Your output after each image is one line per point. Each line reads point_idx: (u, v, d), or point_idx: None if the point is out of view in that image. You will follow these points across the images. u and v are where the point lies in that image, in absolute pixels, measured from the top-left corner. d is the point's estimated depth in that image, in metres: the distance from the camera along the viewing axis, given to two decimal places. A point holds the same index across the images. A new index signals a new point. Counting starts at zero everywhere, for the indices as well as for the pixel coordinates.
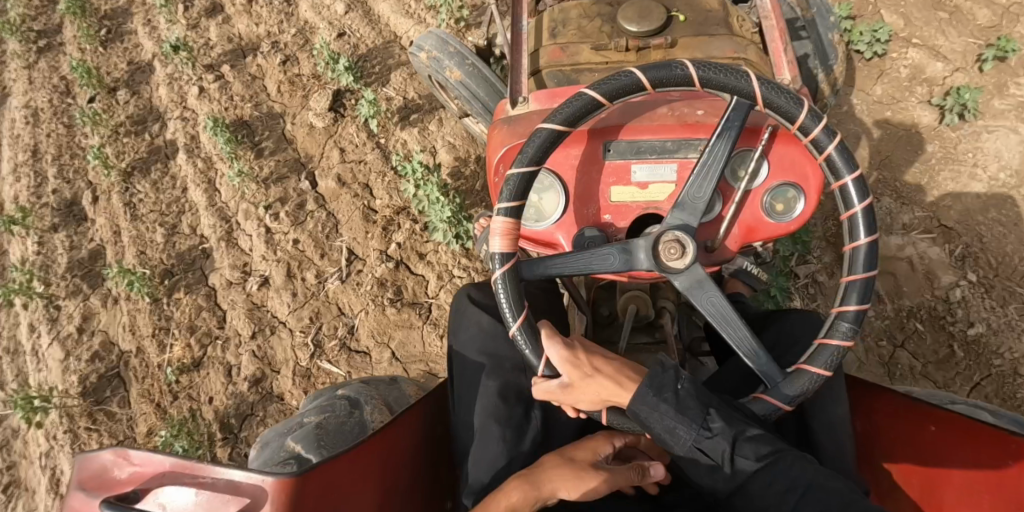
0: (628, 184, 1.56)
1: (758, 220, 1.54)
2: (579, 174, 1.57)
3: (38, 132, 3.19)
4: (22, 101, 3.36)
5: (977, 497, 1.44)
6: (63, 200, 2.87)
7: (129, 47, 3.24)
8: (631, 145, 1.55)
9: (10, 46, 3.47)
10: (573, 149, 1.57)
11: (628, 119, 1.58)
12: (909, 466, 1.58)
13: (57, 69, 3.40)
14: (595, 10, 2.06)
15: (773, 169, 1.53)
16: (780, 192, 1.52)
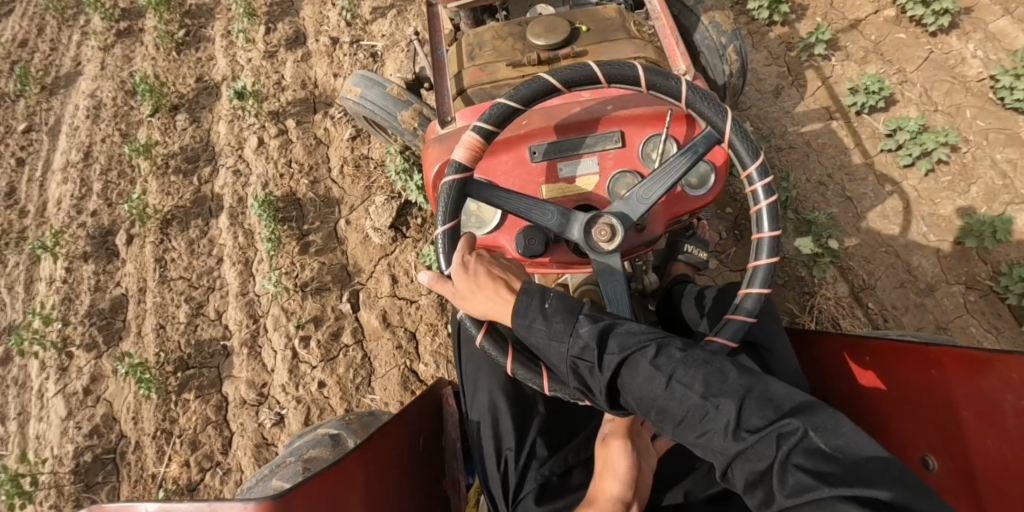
0: (558, 180, 1.60)
1: (678, 198, 1.57)
2: (511, 177, 1.61)
3: (96, 130, 3.00)
4: (91, 87, 3.18)
5: (913, 408, 1.42)
6: (100, 227, 2.66)
7: (202, 58, 3.01)
8: (555, 145, 1.61)
9: (94, 24, 3.33)
10: (502, 156, 1.62)
11: (544, 123, 1.64)
12: (871, 408, 1.50)
13: (129, 60, 3.20)
14: (505, 29, 2.00)
15: (681, 148, 1.58)
16: (692, 167, 1.56)
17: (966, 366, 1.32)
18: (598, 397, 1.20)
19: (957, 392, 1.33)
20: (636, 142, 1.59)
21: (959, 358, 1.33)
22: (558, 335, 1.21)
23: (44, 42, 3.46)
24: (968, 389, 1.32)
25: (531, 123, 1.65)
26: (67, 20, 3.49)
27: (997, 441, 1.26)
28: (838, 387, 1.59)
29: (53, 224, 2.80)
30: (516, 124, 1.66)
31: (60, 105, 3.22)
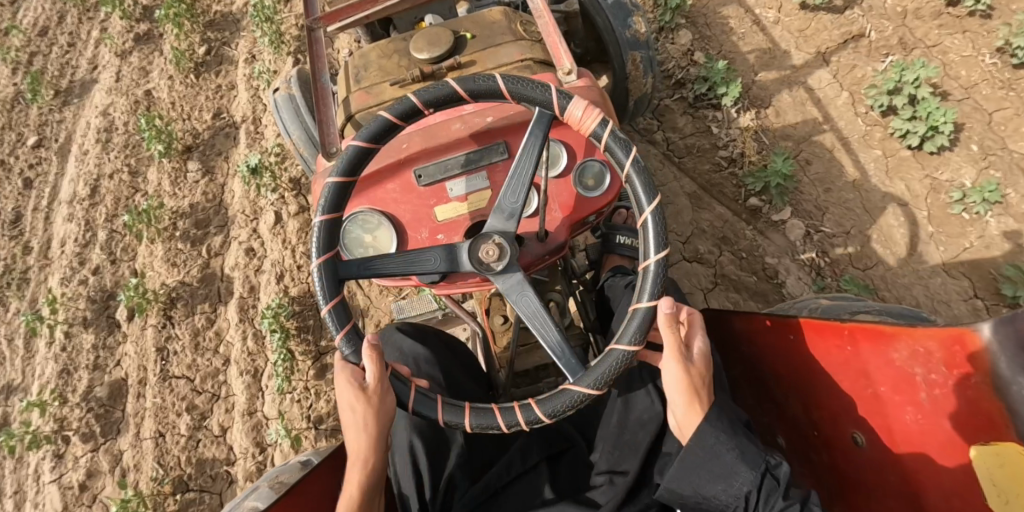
0: (448, 202, 1.41)
1: (576, 200, 1.41)
2: (400, 204, 1.41)
3: (105, 158, 2.67)
4: (104, 101, 2.84)
5: (841, 384, 1.28)
6: (102, 290, 2.38)
7: (222, 86, 2.68)
8: (438, 165, 1.41)
9: (116, 25, 3.00)
10: (388, 184, 1.42)
11: (425, 144, 1.43)
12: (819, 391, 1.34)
13: (146, 72, 2.85)
14: (391, 46, 1.69)
15: (572, 151, 1.42)
16: (585, 168, 1.38)
17: (875, 336, 1.18)
18: (736, 474, 1.14)
19: (869, 362, 1.21)
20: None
21: (864, 329, 1.19)
22: (739, 462, 1.14)
23: (62, 35, 3.08)
24: (877, 358, 1.19)
25: (412, 145, 1.44)
26: (88, 11, 3.11)
27: (912, 412, 1.16)
28: (772, 362, 1.44)
29: (56, 273, 2.49)
30: (395, 147, 1.45)
31: (72, 118, 2.86)
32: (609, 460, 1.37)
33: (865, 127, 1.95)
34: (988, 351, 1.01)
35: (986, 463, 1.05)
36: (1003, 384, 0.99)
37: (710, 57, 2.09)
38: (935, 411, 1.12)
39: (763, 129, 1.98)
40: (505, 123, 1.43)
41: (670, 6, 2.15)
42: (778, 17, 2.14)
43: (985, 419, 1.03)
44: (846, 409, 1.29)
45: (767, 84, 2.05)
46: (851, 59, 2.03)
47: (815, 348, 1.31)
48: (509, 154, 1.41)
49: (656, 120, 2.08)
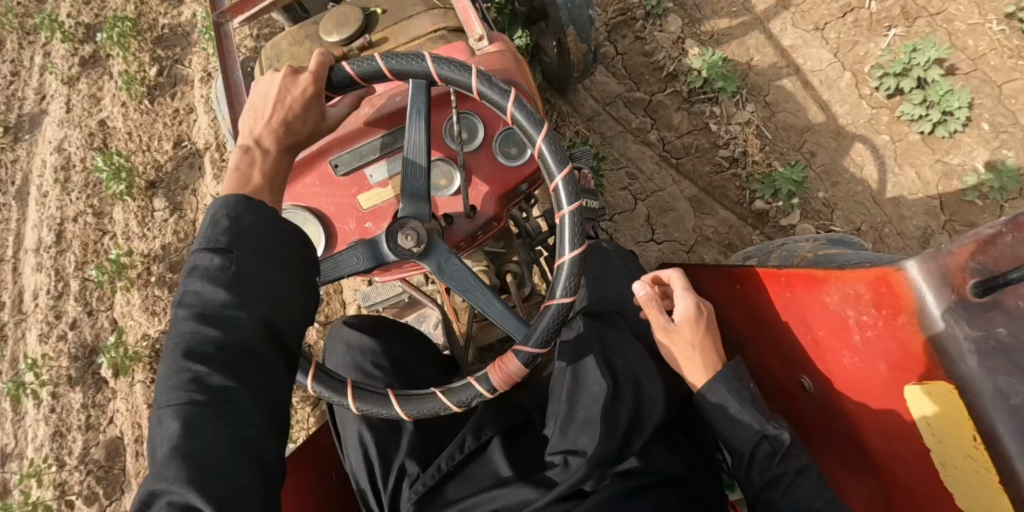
0: (370, 189, 1.39)
1: (499, 170, 1.37)
2: (325, 197, 1.39)
3: (67, 199, 2.51)
4: (57, 135, 2.66)
5: (782, 330, 1.28)
6: (82, 344, 2.26)
7: (180, 110, 2.51)
8: (353, 152, 1.38)
9: (57, 48, 2.78)
10: (306, 179, 1.40)
11: (336, 133, 1.39)
12: (769, 339, 1.34)
13: (97, 98, 2.67)
14: (302, 31, 1.62)
15: (487, 121, 1.37)
16: (502, 140, 1.36)
17: (811, 282, 1.12)
18: (736, 430, 1.16)
19: (809, 309, 1.16)
20: (442, 127, 1.38)
21: (801, 274, 1.14)
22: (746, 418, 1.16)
23: None
24: (814, 304, 1.14)
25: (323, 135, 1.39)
26: (26, 35, 2.87)
27: (847, 356, 1.11)
28: (728, 316, 1.46)
29: (34, 329, 2.38)
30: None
31: (26, 156, 2.67)
32: (565, 435, 1.26)
33: (871, 110, 1.84)
34: (910, 287, 0.94)
35: (919, 402, 0.96)
36: (927, 319, 0.92)
37: (707, 48, 1.92)
38: (870, 353, 1.05)
39: (765, 122, 1.87)
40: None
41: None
42: None
43: (914, 362, 0.96)
44: (798, 355, 1.25)
45: (764, 68, 1.92)
46: (851, 35, 1.90)
47: (764, 300, 1.29)
48: (424, 133, 1.37)
49: (649, 118, 1.95)
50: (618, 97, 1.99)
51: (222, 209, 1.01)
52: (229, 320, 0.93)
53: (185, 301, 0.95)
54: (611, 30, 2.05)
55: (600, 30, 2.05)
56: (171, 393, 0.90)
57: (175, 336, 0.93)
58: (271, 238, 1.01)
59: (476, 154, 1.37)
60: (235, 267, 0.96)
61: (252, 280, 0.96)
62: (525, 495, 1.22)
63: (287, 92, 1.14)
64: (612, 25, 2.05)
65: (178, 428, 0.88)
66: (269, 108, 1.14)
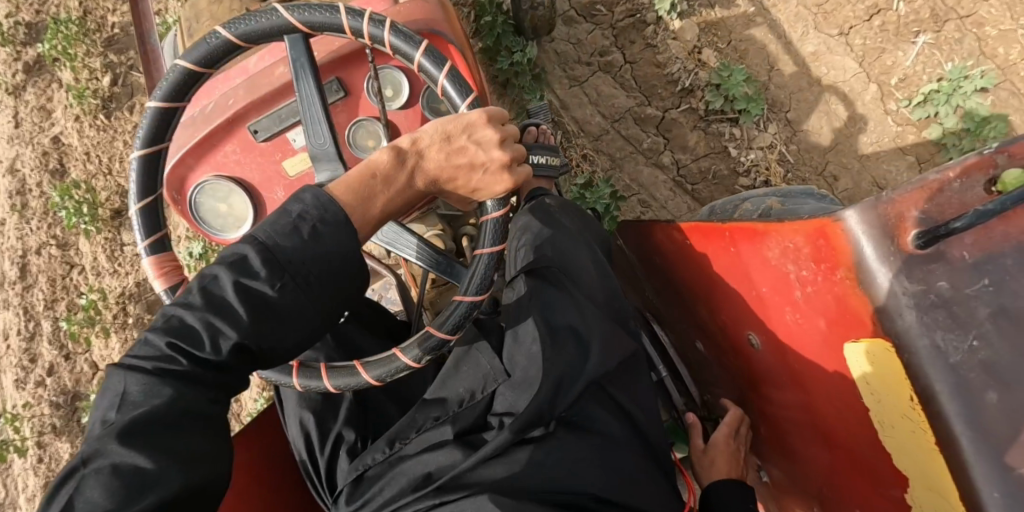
0: (295, 154, 1.32)
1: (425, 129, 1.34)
2: (246, 165, 1.32)
3: (28, 229, 2.32)
4: (8, 153, 2.43)
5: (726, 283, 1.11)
6: (64, 391, 2.15)
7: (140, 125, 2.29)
8: (273, 115, 1.28)
9: None
10: (226, 147, 1.31)
11: (251, 97, 1.27)
12: (715, 295, 1.18)
13: (46, 111, 2.42)
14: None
15: (410, 77, 1.31)
16: (429, 99, 1.31)
17: (752, 236, 0.96)
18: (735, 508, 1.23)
19: (751, 264, 1.01)
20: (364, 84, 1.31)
21: (742, 227, 0.98)
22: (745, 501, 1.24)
23: None
24: (756, 257, 0.98)
25: (238, 101, 1.27)
26: None
27: (791, 312, 0.96)
28: (676, 273, 1.31)
29: (8, 372, 2.25)
30: (222, 104, 1.28)
31: None
32: (500, 396, 1.07)
33: (896, 127, 1.70)
34: (848, 240, 0.78)
35: (866, 375, 0.81)
36: (867, 275, 0.77)
37: (729, 65, 1.74)
38: (810, 309, 0.90)
39: (788, 144, 1.74)
40: (332, 58, 1.27)
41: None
42: None
43: (856, 320, 0.81)
44: (740, 309, 1.11)
45: (784, 80, 1.76)
46: (878, 41, 1.74)
47: (704, 249, 1.14)
48: (345, 92, 1.30)
49: (663, 137, 1.80)
50: (627, 112, 1.83)
51: (313, 213, 0.92)
52: (244, 341, 0.86)
53: (209, 283, 0.87)
54: (617, 34, 1.86)
55: (607, 33, 1.87)
56: (153, 361, 0.84)
57: (177, 317, 0.86)
58: (336, 264, 0.92)
59: (401, 115, 1.33)
60: (284, 292, 0.88)
61: (292, 316, 0.89)
62: (454, 458, 1.02)
63: (484, 153, 1.02)
64: (620, 28, 1.86)
65: (161, 397, 0.82)
66: (461, 150, 1.02)
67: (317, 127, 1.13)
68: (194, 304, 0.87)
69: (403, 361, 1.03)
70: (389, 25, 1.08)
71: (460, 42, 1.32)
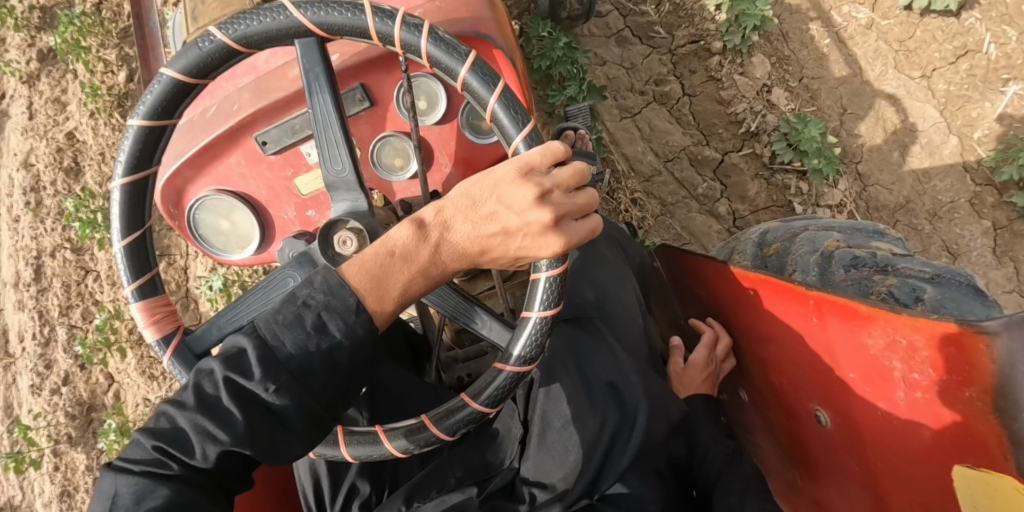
0: (311, 171, 1.15)
1: (467, 150, 1.16)
2: (251, 179, 1.15)
3: (44, 229, 2.27)
4: (21, 146, 2.37)
5: (795, 346, 1.06)
6: (81, 402, 2.11)
7: None
8: (283, 125, 1.09)
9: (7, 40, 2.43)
10: (230, 156, 1.12)
11: (259, 102, 1.08)
12: (778, 351, 1.12)
13: (62, 105, 2.36)
14: None
15: (450, 87, 1.10)
16: (470, 114, 1.11)
17: (846, 316, 0.91)
18: None
19: (840, 343, 0.95)
20: (393, 93, 1.09)
21: (834, 304, 0.92)
22: None
23: None
24: (849, 341, 0.93)
25: (243, 106, 1.08)
26: None
27: (877, 400, 0.93)
28: (729, 314, 1.26)
29: (24, 374, 2.22)
30: (225, 109, 1.10)
31: None
32: (531, 461, 1.11)
33: (974, 187, 1.61)
34: (987, 357, 0.73)
35: (969, 484, 0.82)
36: (1006, 401, 0.73)
37: (802, 114, 1.66)
38: (913, 413, 0.87)
39: (856, 202, 1.66)
40: (355, 62, 1.06)
41: (744, 25, 1.65)
42: (872, 19, 1.68)
43: (975, 438, 0.79)
44: (808, 377, 1.06)
45: (857, 125, 1.67)
46: (961, 88, 1.64)
47: (779, 311, 1.06)
48: (369, 105, 1.09)
49: (719, 183, 1.72)
50: (683, 151, 1.74)
51: (320, 301, 0.85)
52: (236, 446, 0.82)
53: (208, 376, 0.84)
54: (676, 62, 1.75)
55: (665, 59, 1.75)
56: (144, 464, 0.84)
57: (170, 417, 0.84)
58: (342, 357, 0.86)
59: (436, 134, 1.14)
60: (285, 395, 0.83)
61: (297, 417, 0.84)
62: None
63: (517, 218, 0.84)
64: (679, 55, 1.74)
65: (157, 496, 0.82)
66: (491, 217, 0.86)
67: (335, 153, 0.97)
68: (185, 401, 0.84)
69: (433, 432, 0.93)
70: (427, 31, 0.91)
71: (507, 44, 1.12)
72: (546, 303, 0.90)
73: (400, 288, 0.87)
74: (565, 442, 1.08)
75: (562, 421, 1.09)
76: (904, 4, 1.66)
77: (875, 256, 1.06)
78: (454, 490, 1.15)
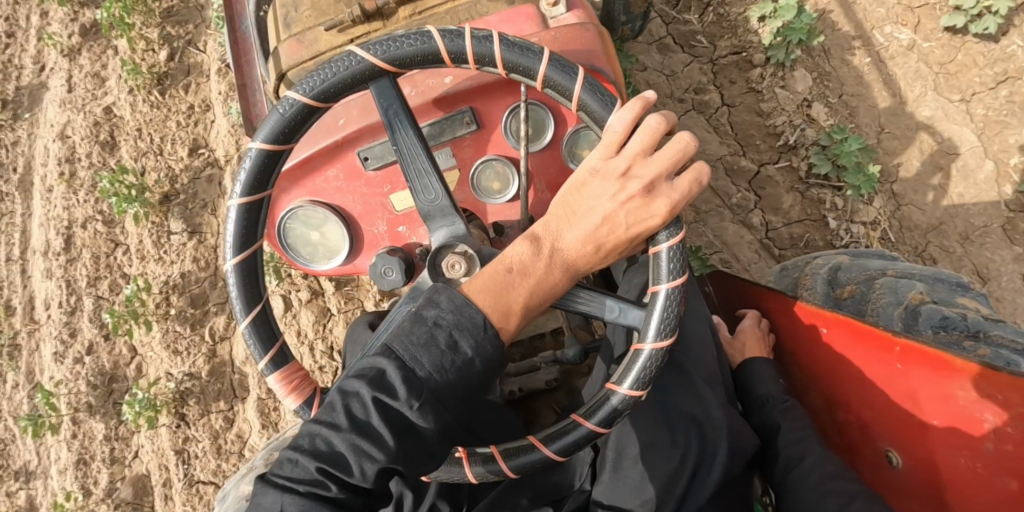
0: (405, 188, 1.25)
1: (560, 174, 1.27)
2: (347, 194, 1.25)
3: (76, 200, 2.30)
4: (60, 119, 2.44)
5: (875, 391, 1.17)
6: (101, 373, 2.11)
7: (195, 104, 2.21)
8: (386, 144, 1.20)
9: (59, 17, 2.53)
10: (328, 170, 1.22)
11: (364, 119, 1.18)
12: (853, 393, 1.22)
13: (102, 81, 2.41)
14: None
15: (559, 116, 1.21)
16: (575, 140, 1.21)
17: (940, 368, 1.03)
18: None
19: (924, 391, 1.07)
20: (499, 118, 1.21)
21: (929, 355, 1.05)
22: None
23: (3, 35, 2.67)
24: (935, 389, 1.05)
25: (348, 122, 1.19)
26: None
27: (965, 456, 1.01)
28: (799, 351, 1.36)
29: (48, 341, 2.25)
30: (330, 123, 1.20)
31: (28, 138, 2.52)
32: (609, 487, 1.18)
33: (1008, 213, 1.63)
34: None
35: None
36: None
37: (842, 128, 1.68)
38: (997, 465, 0.97)
39: (890, 221, 1.67)
40: (469, 86, 1.18)
41: (789, 39, 1.71)
42: (913, 40, 1.73)
43: None
44: (883, 421, 1.16)
45: (894, 145, 1.69)
46: (1000, 113, 1.66)
47: (863, 354, 1.18)
48: (476, 127, 1.20)
49: (754, 194, 1.74)
50: (719, 160, 1.76)
51: (451, 325, 0.92)
52: (391, 463, 0.88)
53: (357, 401, 0.89)
54: (717, 72, 1.79)
55: (706, 69, 1.80)
56: (307, 484, 0.87)
57: (324, 438, 0.88)
58: (473, 379, 0.92)
59: (536, 158, 1.25)
60: (429, 416, 0.89)
61: (438, 437, 0.91)
62: None
63: (613, 203, 0.99)
64: (720, 65, 1.79)
65: None
66: (587, 216, 1.00)
67: (429, 181, 1.08)
68: (338, 423, 0.88)
69: (589, 426, 1.01)
70: (498, 39, 1.01)
71: (616, 75, 1.19)
72: (672, 271, 1.00)
73: (523, 302, 0.98)
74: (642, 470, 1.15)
75: (644, 442, 1.17)
76: (947, 26, 1.70)
77: (967, 321, 1.16)
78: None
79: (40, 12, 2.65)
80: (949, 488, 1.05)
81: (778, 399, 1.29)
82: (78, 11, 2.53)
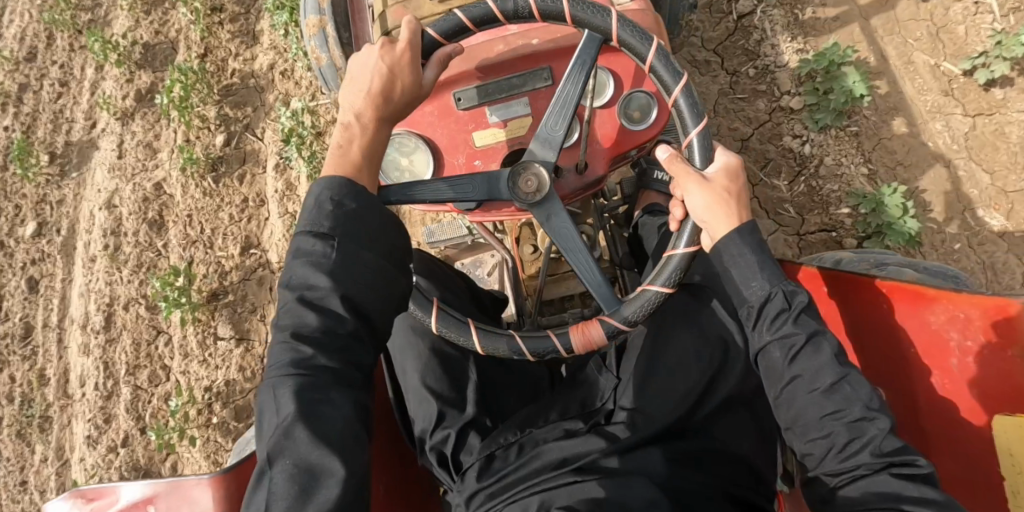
0: (487, 127, 1.40)
1: (618, 129, 1.39)
2: (437, 128, 1.41)
3: (118, 276, 2.26)
4: (107, 184, 2.40)
5: (860, 337, 1.35)
6: (134, 468, 2.07)
7: (250, 194, 2.18)
8: (480, 88, 1.39)
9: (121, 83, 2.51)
10: (425, 107, 1.41)
11: (465, 66, 1.39)
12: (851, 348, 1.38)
13: (154, 153, 2.37)
14: None
15: (618, 81, 1.39)
16: (632, 99, 1.37)
17: (907, 302, 1.22)
18: None
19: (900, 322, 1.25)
20: None
21: (905, 292, 1.22)
22: None
23: (60, 88, 2.66)
24: (911, 319, 1.23)
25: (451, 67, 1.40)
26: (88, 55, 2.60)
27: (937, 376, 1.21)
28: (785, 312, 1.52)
29: (79, 419, 2.22)
30: None
31: (74, 198, 2.49)
32: (637, 400, 1.32)
33: None
34: None
35: (1007, 430, 1.09)
36: None
37: None
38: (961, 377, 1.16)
39: None
40: (550, 45, 1.38)
41: (888, 239, 1.68)
42: (1005, 228, 1.69)
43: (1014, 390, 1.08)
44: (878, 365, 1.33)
45: None
46: None
47: (853, 303, 1.34)
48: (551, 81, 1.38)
49: None
50: None
51: (327, 192, 1.09)
52: (331, 294, 1.03)
53: (295, 276, 1.06)
54: (803, 246, 1.77)
55: (792, 240, 1.79)
56: (288, 360, 1.01)
57: (294, 309, 1.04)
58: (390, 235, 1.11)
59: (599, 112, 1.39)
60: (346, 265, 1.05)
61: (355, 278, 1.05)
62: (594, 446, 1.27)
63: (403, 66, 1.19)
64: (807, 240, 1.77)
65: (297, 370, 1.00)
66: (392, 75, 1.18)
67: (557, 120, 1.25)
68: (289, 294, 1.06)
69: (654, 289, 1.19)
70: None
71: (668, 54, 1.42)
72: (706, 156, 1.20)
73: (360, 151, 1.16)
74: (669, 383, 1.31)
75: (669, 363, 1.32)
76: None
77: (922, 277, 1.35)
78: (563, 422, 1.34)
79: (96, 65, 2.61)
80: (939, 410, 1.22)
81: (790, 305, 1.08)
82: (133, 73, 2.52)
